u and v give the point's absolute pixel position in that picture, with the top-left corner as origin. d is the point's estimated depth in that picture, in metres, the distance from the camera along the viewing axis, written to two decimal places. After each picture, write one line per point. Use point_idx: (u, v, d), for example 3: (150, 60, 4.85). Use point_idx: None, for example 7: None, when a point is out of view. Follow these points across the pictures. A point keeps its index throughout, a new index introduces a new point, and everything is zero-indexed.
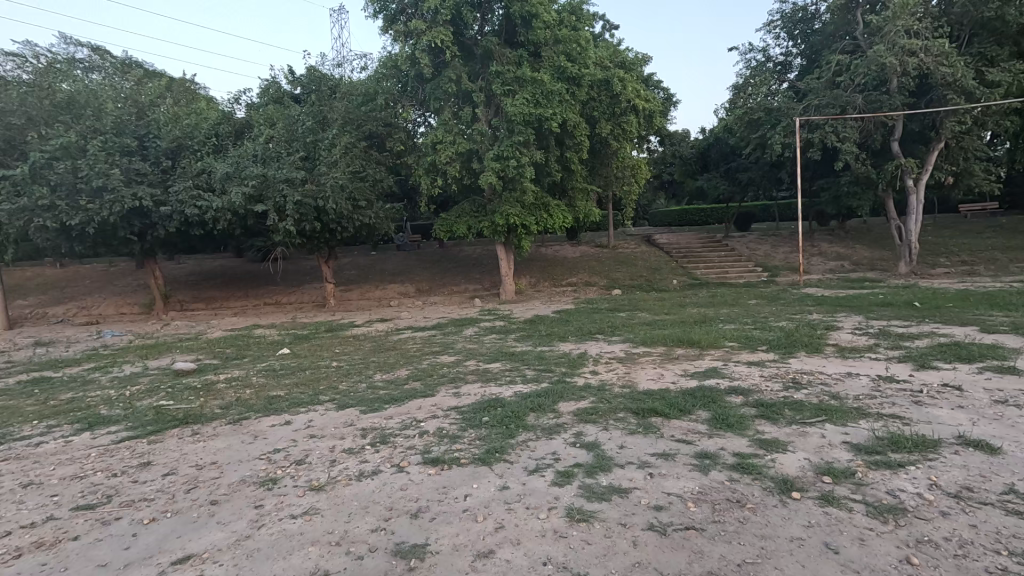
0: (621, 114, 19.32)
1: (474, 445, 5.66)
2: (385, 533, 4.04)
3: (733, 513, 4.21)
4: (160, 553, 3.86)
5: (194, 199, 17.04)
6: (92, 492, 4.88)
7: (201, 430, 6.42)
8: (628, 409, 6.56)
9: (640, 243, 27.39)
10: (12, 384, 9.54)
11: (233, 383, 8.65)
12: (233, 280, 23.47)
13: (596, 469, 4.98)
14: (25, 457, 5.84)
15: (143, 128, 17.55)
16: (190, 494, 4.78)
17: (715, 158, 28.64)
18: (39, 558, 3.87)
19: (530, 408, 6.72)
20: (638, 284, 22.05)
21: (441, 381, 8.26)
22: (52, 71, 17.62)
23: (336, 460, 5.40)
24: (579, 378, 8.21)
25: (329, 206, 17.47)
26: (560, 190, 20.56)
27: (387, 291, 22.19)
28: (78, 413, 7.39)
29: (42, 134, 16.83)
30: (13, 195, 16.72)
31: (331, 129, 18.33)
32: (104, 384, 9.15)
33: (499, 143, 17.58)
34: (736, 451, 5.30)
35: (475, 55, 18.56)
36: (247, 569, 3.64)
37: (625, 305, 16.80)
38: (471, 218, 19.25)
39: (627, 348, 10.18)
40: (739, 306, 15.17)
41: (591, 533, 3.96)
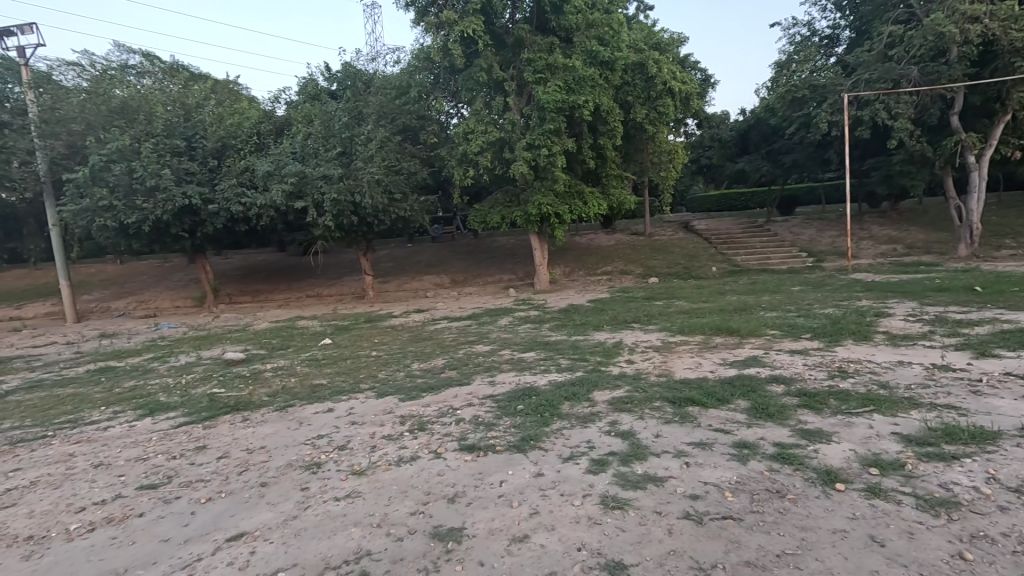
0: (656, 97, 18.81)
1: (509, 433, 5.72)
2: (423, 516, 4.16)
3: (772, 503, 4.11)
4: (216, 531, 4.10)
5: (239, 197, 17.77)
6: (154, 473, 5.23)
7: (250, 417, 6.75)
8: (665, 398, 6.47)
9: (677, 230, 26.76)
10: (81, 373, 10.29)
11: (279, 372, 9.05)
12: (277, 273, 24.34)
13: (631, 458, 4.94)
14: (95, 439, 6.30)
15: (190, 130, 18.35)
16: (242, 476, 5.04)
17: (756, 140, 27.60)
18: (109, 532, 4.18)
19: (564, 397, 6.73)
20: (675, 272, 21.60)
21: (476, 370, 8.36)
22: (108, 78, 18.61)
23: (376, 446, 5.57)
24: (614, 367, 8.15)
25: (365, 200, 17.85)
26: (594, 178, 20.27)
27: (423, 283, 22.53)
28: (140, 399, 7.90)
29: (100, 138, 17.85)
30: (77, 196, 17.85)
31: (367, 124, 18.63)
32: (161, 373, 9.74)
33: (531, 132, 17.46)
34: (776, 441, 5.17)
35: (506, 44, 18.43)
36: (295, 546, 3.83)
37: (662, 293, 16.49)
38: (504, 208, 19.27)
39: (663, 337, 10.01)
40: (782, 293, 14.65)
41: (625, 520, 3.95)
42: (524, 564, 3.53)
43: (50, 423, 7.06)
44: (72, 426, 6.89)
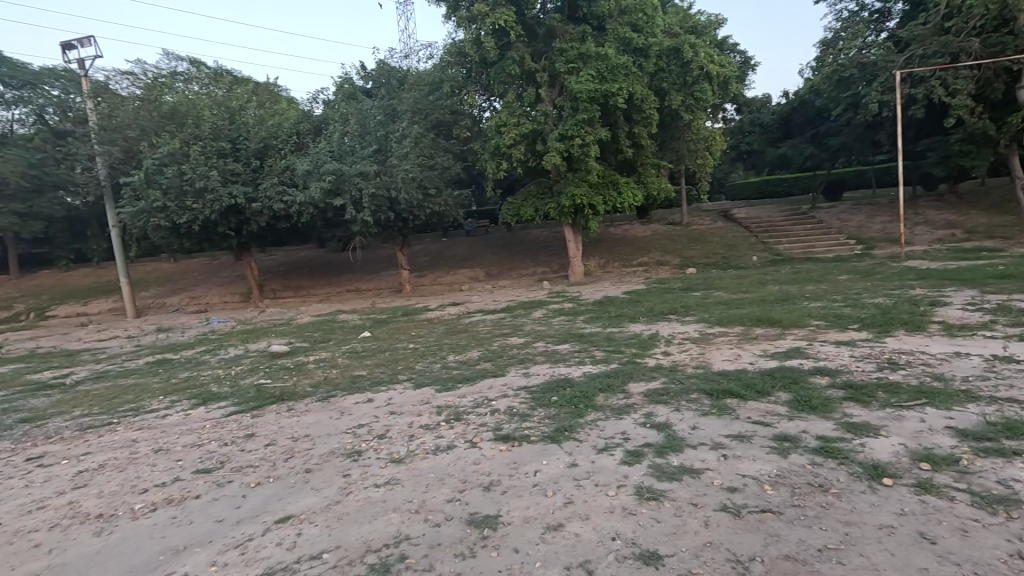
0: (693, 83, 18.29)
1: (543, 424, 5.74)
2: (459, 503, 4.24)
3: (815, 497, 3.98)
4: (265, 513, 4.31)
5: (281, 195, 18.40)
6: (209, 458, 5.53)
7: (295, 406, 7.03)
8: (702, 390, 6.34)
9: (715, 219, 26.04)
10: (141, 365, 10.96)
11: (321, 363, 9.39)
12: (318, 269, 25.11)
13: (667, 450, 4.88)
14: (155, 426, 6.71)
15: (235, 132, 19.03)
16: (288, 462, 5.27)
17: (799, 123, 26.55)
18: (169, 512, 4.45)
19: (599, 388, 6.71)
20: (714, 262, 21.03)
21: (510, 362, 8.42)
22: (158, 85, 19.61)
23: (414, 435, 5.70)
24: (650, 359, 8.04)
25: (401, 196, 18.17)
26: (629, 167, 19.89)
27: (458, 276, 22.76)
28: (194, 390, 8.36)
29: (152, 142, 18.80)
30: (134, 199, 18.91)
31: (401, 121, 18.84)
32: (212, 365, 10.25)
33: (564, 123, 17.31)
34: (819, 434, 4.99)
35: (538, 35, 18.32)
36: (338, 529, 3.98)
37: (700, 284, 16.11)
38: (537, 201, 19.23)
39: (701, 328, 9.79)
40: (827, 282, 14.07)
41: (660, 511, 3.92)
42: (559, 552, 3.55)
43: (116, 411, 7.57)
44: (134, 414, 7.36)
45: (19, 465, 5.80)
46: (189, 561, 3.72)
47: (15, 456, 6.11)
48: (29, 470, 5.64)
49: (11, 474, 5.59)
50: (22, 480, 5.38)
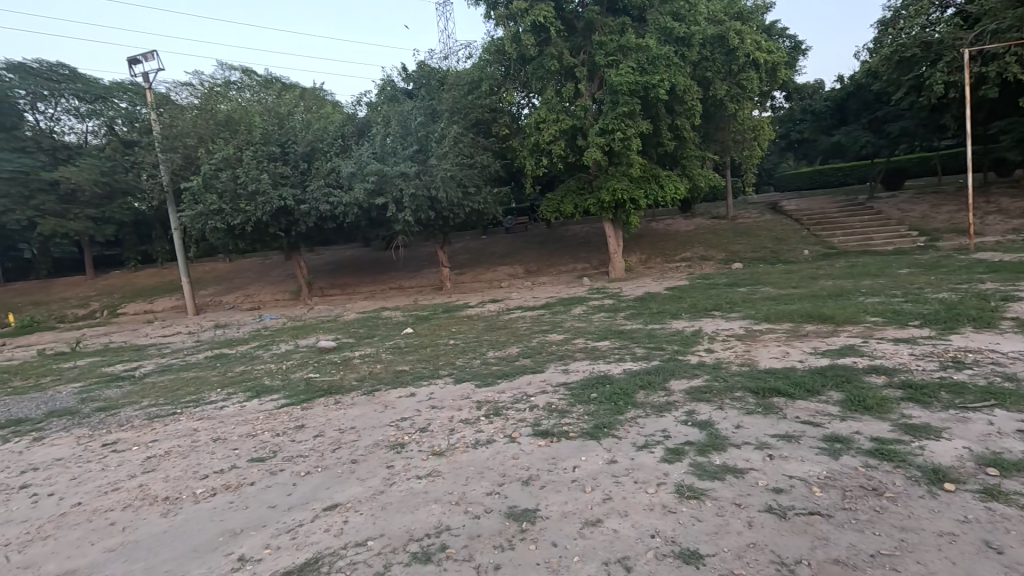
0: (739, 71, 17.74)
1: (582, 420, 5.72)
2: (498, 496, 4.29)
3: (867, 501, 3.79)
4: (314, 501, 4.50)
5: (327, 196, 19.04)
6: (262, 448, 5.80)
7: (342, 400, 7.29)
8: (747, 389, 6.14)
9: (762, 212, 25.07)
10: (201, 359, 11.66)
11: (366, 359, 9.69)
12: (362, 267, 25.84)
13: (709, 448, 4.76)
14: (214, 417, 7.13)
15: (284, 136, 19.78)
16: (335, 453, 5.47)
17: (856, 109, 25.16)
18: (227, 497, 4.72)
19: (639, 385, 6.61)
20: (762, 256, 20.24)
21: (549, 359, 8.40)
22: (213, 95, 20.69)
23: (454, 429, 5.80)
24: (692, 356, 7.85)
25: (441, 195, 18.44)
26: (672, 160, 19.54)
27: (498, 274, 22.83)
28: (248, 383, 8.81)
29: (208, 149, 19.85)
30: (193, 203, 20.02)
31: (440, 121, 19.07)
32: (264, 360, 10.76)
33: (604, 117, 17.11)
34: (873, 435, 4.74)
35: (577, 29, 18.12)
36: (383, 518, 4.10)
37: (746, 279, 15.58)
38: (576, 196, 19.05)
39: (746, 325, 9.46)
40: (886, 276, 13.29)
41: (701, 510, 3.83)
42: (598, 547, 3.54)
43: (179, 402, 8.06)
44: (196, 404, 7.84)
45: (96, 450, 6.29)
46: (246, 543, 3.93)
47: (93, 442, 6.62)
48: (105, 454, 6.11)
49: (89, 458, 6.06)
50: (99, 464, 5.83)
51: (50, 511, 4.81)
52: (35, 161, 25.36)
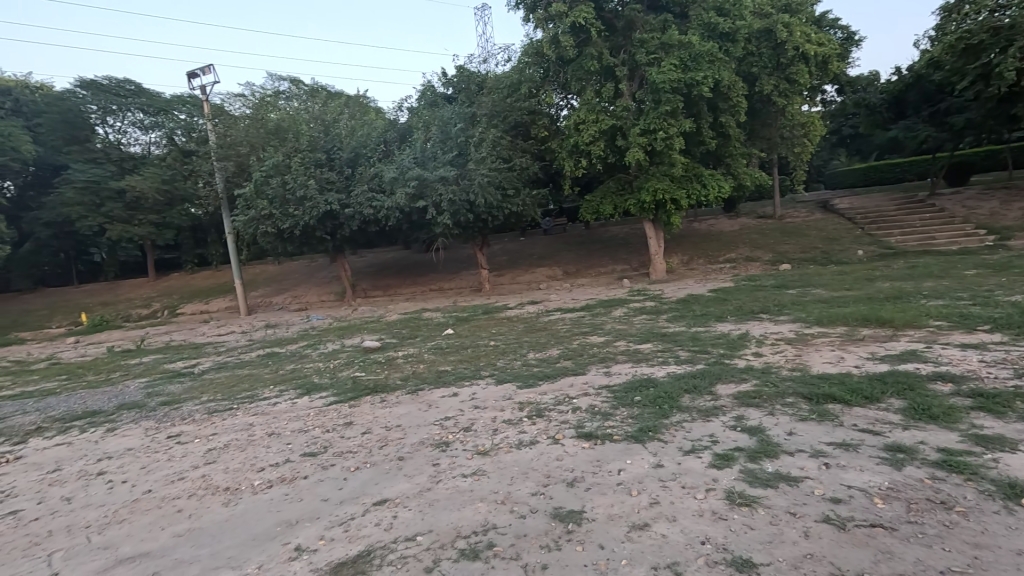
0: (788, 64, 17.27)
1: (626, 423, 5.64)
2: (544, 497, 4.29)
3: (935, 515, 3.57)
4: (364, 495, 4.62)
5: (370, 200, 19.54)
6: (314, 443, 6.02)
7: (387, 398, 7.48)
8: (799, 394, 5.91)
9: (812, 211, 24.09)
10: (254, 357, 12.22)
11: (409, 358, 9.91)
12: (404, 269, 26.40)
13: (760, 455, 4.61)
14: (268, 412, 7.45)
15: (330, 142, 20.44)
16: (383, 450, 5.61)
17: (915, 101, 23.96)
18: (283, 490, 4.91)
19: (684, 389, 6.47)
20: (812, 256, 19.43)
21: (591, 361, 8.34)
22: (264, 105, 21.65)
23: (498, 429, 5.85)
24: (739, 360, 7.63)
25: (480, 198, 18.64)
26: (715, 159, 19.11)
27: (536, 275, 22.84)
28: (299, 380, 9.17)
29: (260, 156, 20.77)
30: (246, 208, 20.97)
31: (480, 126, 19.29)
32: (313, 358, 11.15)
33: (645, 117, 16.86)
34: (940, 446, 4.46)
35: (617, 28, 17.89)
36: (431, 514, 4.18)
37: (796, 280, 14.96)
38: (616, 197, 18.81)
39: (797, 329, 9.09)
40: (951, 278, 12.50)
41: (754, 518, 3.71)
42: (646, 551, 3.48)
43: (235, 397, 8.48)
44: (251, 400, 8.22)
45: (163, 441, 6.69)
46: (302, 534, 4.09)
47: (159, 433, 7.04)
48: (171, 446, 6.48)
49: (157, 448, 6.45)
50: (166, 454, 6.20)
51: (124, 497, 5.14)
52: (106, 171, 27.29)
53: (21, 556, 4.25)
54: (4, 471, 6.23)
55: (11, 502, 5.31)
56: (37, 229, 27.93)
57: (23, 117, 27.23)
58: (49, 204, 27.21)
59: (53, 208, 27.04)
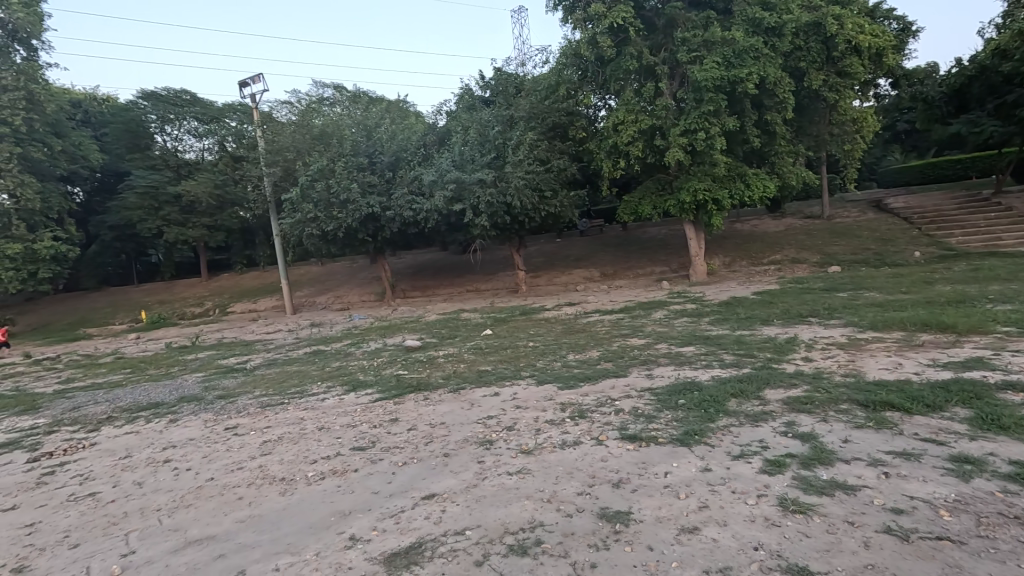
0: (839, 58, 16.62)
1: (671, 426, 5.55)
2: (589, 497, 4.27)
3: (1010, 530, 3.36)
4: (413, 490, 4.73)
5: (410, 203, 19.92)
6: (362, 437, 6.19)
7: (430, 396, 7.61)
8: (854, 401, 5.66)
9: (864, 211, 23.02)
10: (302, 354, 12.70)
11: (450, 358, 10.06)
12: (442, 270, 26.78)
13: (814, 461, 4.45)
14: (318, 407, 7.71)
15: (371, 147, 20.97)
16: (429, 446, 5.72)
17: (978, 93, 22.48)
18: (335, 481, 5.08)
19: (731, 393, 6.31)
20: (864, 258, 18.56)
21: (632, 363, 8.23)
22: (309, 111, 22.26)
23: (541, 429, 5.86)
24: (788, 364, 7.37)
25: (517, 201, 18.71)
26: (759, 157, 18.58)
27: (573, 276, 22.73)
28: (345, 377, 9.46)
29: (306, 161, 21.48)
30: (292, 211, 21.74)
31: (517, 128, 19.38)
32: (356, 357, 11.47)
33: (686, 116, 16.56)
34: (1013, 458, 4.19)
35: (658, 26, 17.61)
36: (479, 510, 4.23)
37: (847, 283, 14.32)
38: (655, 197, 18.52)
39: (849, 333, 8.71)
40: (1021, 281, 11.69)
41: (809, 525, 3.58)
42: (697, 554, 3.42)
43: (286, 392, 8.82)
44: (301, 395, 8.53)
45: (222, 432, 7.03)
46: (355, 525, 4.21)
47: (218, 425, 7.40)
48: (229, 437, 6.81)
49: (217, 438, 6.78)
50: (225, 445, 6.50)
51: (189, 483, 5.43)
52: (164, 176, 28.88)
53: (102, 533, 4.55)
54: (82, 456, 6.67)
55: (89, 484, 5.69)
56: (103, 232, 29.85)
57: (91, 128, 29.22)
58: (114, 209, 29.05)
59: (118, 212, 28.84)
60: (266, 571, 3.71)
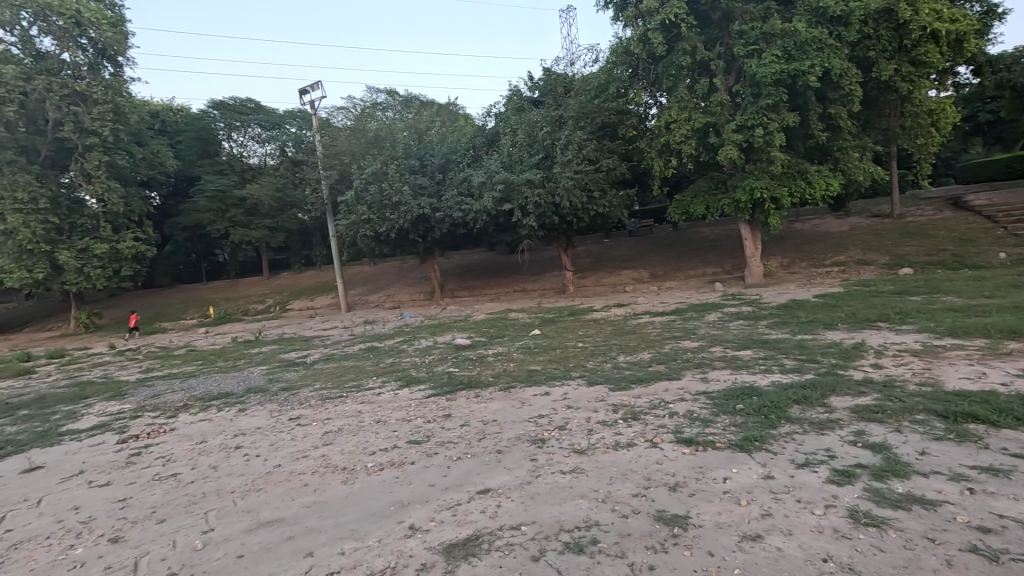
0: (913, 46, 15.65)
1: (729, 431, 5.38)
2: (645, 499, 4.21)
3: None
4: (468, 484, 4.82)
5: (460, 204, 20.21)
6: (417, 431, 6.36)
7: (481, 393, 7.72)
8: (932, 411, 5.28)
9: (940, 209, 21.43)
10: (357, 350, 13.18)
11: (499, 356, 10.16)
12: (489, 271, 27.05)
13: (887, 473, 4.19)
14: (374, 401, 7.98)
15: (422, 150, 21.48)
16: (482, 442, 5.81)
17: None
18: (393, 473, 5.24)
19: (793, 399, 6.04)
20: (940, 260, 17.24)
21: (686, 366, 8.02)
22: (365, 116, 22.80)
23: (593, 429, 5.82)
24: (856, 371, 6.97)
25: (565, 202, 18.62)
26: (823, 153, 17.64)
27: (621, 277, 22.41)
28: (398, 373, 9.73)
29: (360, 164, 22.20)
30: (347, 213, 22.55)
31: (567, 128, 19.30)
32: (409, 353, 11.79)
33: (742, 112, 15.98)
34: None
35: (713, 20, 17.06)
36: (534, 507, 4.25)
37: (919, 286, 13.38)
38: (708, 197, 17.98)
39: (924, 340, 8.14)
40: None
41: (883, 540, 3.38)
42: (760, 562, 3.30)
43: (344, 386, 9.20)
44: (357, 389, 8.87)
45: (287, 422, 7.41)
46: (414, 515, 4.33)
47: (283, 415, 7.81)
48: (293, 426, 7.16)
49: (283, 428, 7.15)
50: (291, 433, 6.85)
51: (260, 468, 5.76)
52: (230, 181, 30.68)
53: (184, 511, 4.91)
54: (164, 439, 7.21)
55: (171, 465, 6.14)
56: (177, 233, 32.07)
57: (167, 136, 31.42)
58: (186, 211, 31.12)
59: (189, 214, 30.85)
60: (332, 554, 3.88)
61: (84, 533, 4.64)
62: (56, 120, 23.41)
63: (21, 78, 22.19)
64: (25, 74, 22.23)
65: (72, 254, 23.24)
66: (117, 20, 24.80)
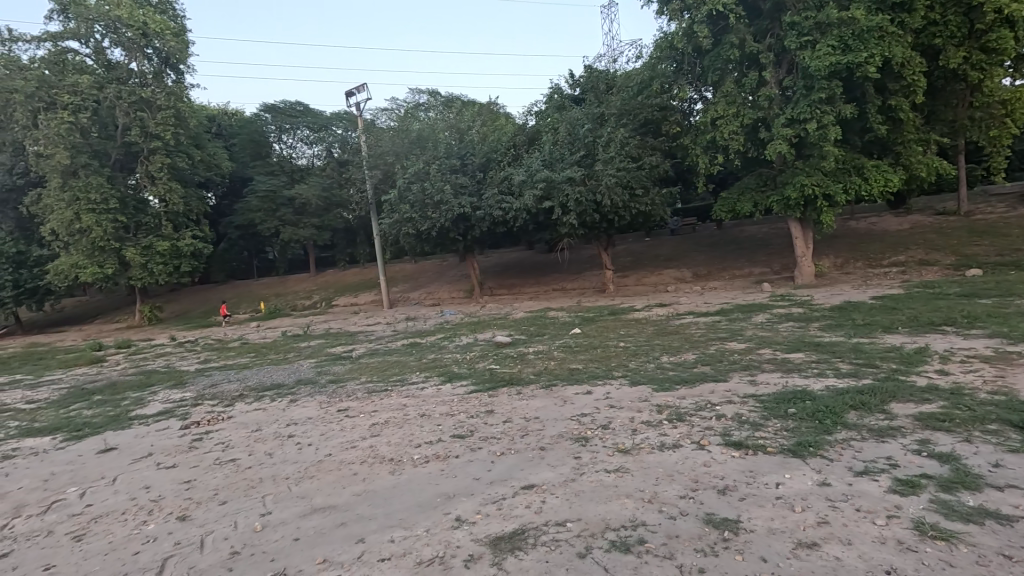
0: (984, 31, 14.84)
1: (781, 435, 5.19)
2: (693, 501, 4.12)
3: None
4: (511, 479, 4.85)
5: (500, 202, 20.33)
6: (460, 426, 6.44)
7: (523, 391, 7.75)
8: (1007, 421, 4.93)
9: (1014, 206, 19.90)
10: (400, 346, 13.48)
11: (539, 355, 10.18)
12: (528, 269, 27.05)
13: (956, 485, 3.94)
14: (417, 396, 8.14)
15: (463, 149, 21.72)
16: (524, 439, 5.83)
17: None
18: (437, 466, 5.33)
19: (849, 404, 5.76)
20: (1015, 260, 15.98)
21: (733, 368, 7.79)
22: (407, 116, 23.22)
23: (637, 429, 5.74)
24: (919, 377, 6.57)
25: (606, 200, 18.37)
26: (882, 147, 16.82)
27: (663, 277, 21.94)
28: (440, 369, 9.89)
29: (403, 163, 22.62)
30: (390, 212, 23.03)
31: (608, 126, 19.08)
32: (450, 350, 11.95)
33: (794, 105, 15.35)
34: None
35: (762, 11, 16.45)
36: (578, 504, 4.24)
37: (990, 289, 12.46)
38: (756, 194, 17.32)
39: (996, 345, 7.59)
40: None
41: (954, 554, 3.19)
42: (817, 570, 3.18)
43: (389, 380, 9.44)
44: (401, 384, 9.07)
45: (335, 413, 7.67)
46: (459, 507, 4.40)
47: (331, 406, 8.09)
48: (341, 418, 7.41)
49: (331, 419, 7.40)
50: (339, 424, 7.09)
51: (312, 456, 5.99)
52: (280, 181, 31.95)
53: (243, 494, 5.16)
54: (222, 426, 7.61)
55: (229, 451, 6.47)
56: (231, 232, 33.64)
57: (223, 139, 33.01)
58: (239, 211, 32.59)
59: (242, 214, 32.29)
60: (382, 541, 4.00)
61: (155, 510, 4.97)
62: (124, 126, 24.99)
63: (94, 87, 23.80)
64: (97, 83, 23.84)
65: (138, 251, 24.80)
66: (179, 30, 26.37)
